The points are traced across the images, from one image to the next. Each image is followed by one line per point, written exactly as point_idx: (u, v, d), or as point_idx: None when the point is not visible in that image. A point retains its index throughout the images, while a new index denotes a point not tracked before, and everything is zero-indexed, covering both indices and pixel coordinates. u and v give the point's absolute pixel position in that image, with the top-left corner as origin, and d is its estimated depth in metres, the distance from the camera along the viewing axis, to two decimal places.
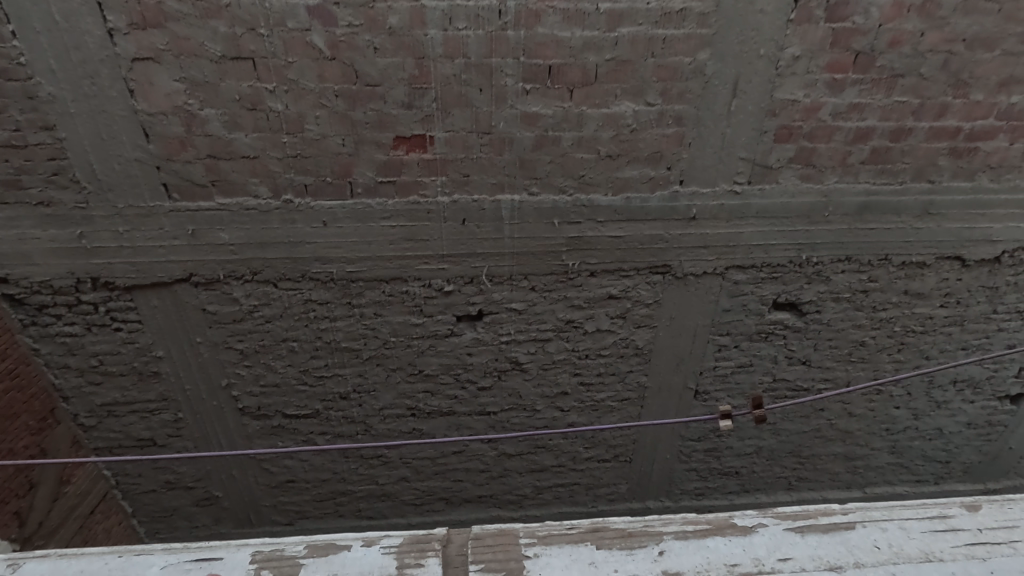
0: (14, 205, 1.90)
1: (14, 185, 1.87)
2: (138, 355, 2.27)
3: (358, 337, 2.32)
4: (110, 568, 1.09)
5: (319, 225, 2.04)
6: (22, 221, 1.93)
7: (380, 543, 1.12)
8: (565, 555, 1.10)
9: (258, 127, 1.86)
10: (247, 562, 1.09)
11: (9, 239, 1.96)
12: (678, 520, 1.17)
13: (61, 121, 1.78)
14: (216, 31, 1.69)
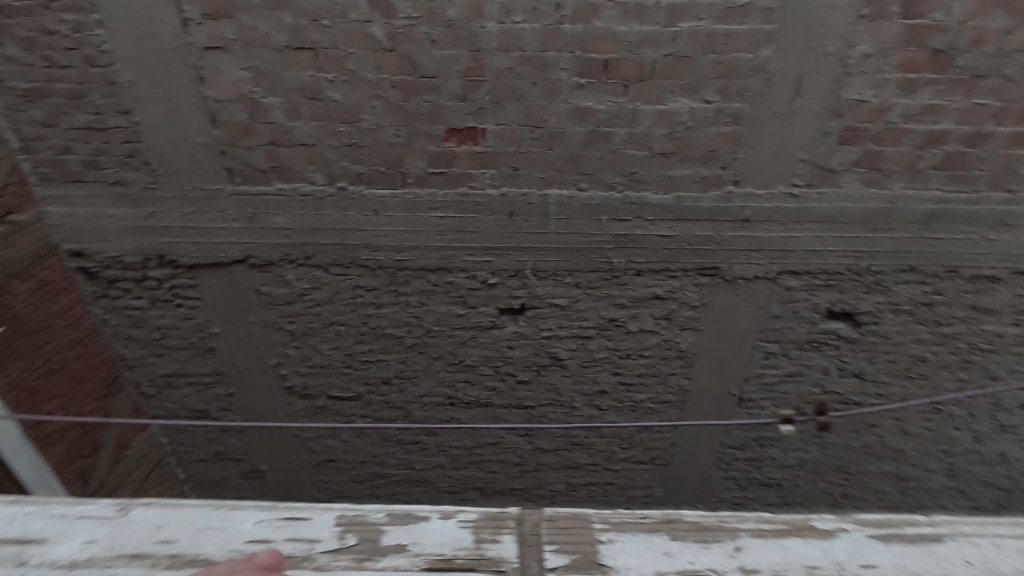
0: (92, 183, 2.05)
1: (94, 165, 2.01)
2: (196, 331, 2.39)
3: (401, 324, 2.37)
4: (209, 518, 1.16)
5: (369, 213, 2.09)
6: (99, 199, 2.08)
7: (455, 517, 1.16)
8: (638, 543, 1.12)
9: (317, 116, 1.91)
10: (333, 524, 1.16)
11: (87, 216, 2.11)
12: (754, 519, 1.17)
13: (137, 106, 1.89)
14: (282, 21, 1.75)
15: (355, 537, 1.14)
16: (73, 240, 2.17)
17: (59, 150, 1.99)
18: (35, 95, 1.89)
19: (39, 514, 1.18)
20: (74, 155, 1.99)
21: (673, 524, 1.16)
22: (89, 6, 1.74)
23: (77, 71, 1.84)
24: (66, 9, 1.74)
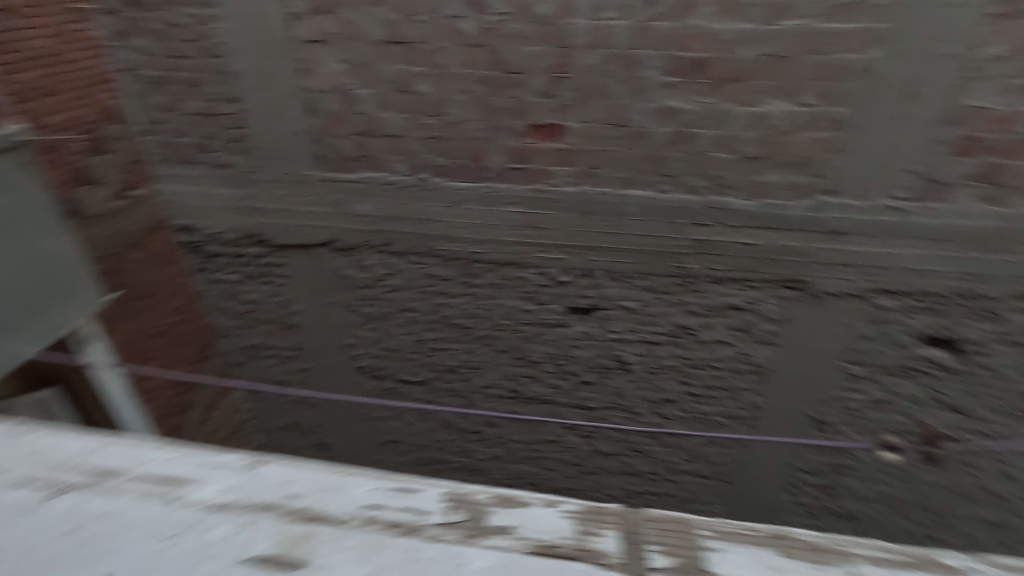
0: (203, 165, 2.24)
1: (205, 148, 2.19)
2: (281, 307, 2.54)
3: (470, 315, 2.40)
4: (329, 481, 1.19)
5: (448, 205, 2.14)
6: (207, 180, 2.26)
7: (558, 507, 1.15)
8: (745, 553, 1.06)
9: (405, 109, 1.98)
10: (437, 499, 1.16)
11: (197, 194, 2.31)
12: (875, 546, 1.08)
13: (244, 95, 2.04)
14: (379, 16, 1.83)
15: (461, 513, 1.12)
16: (183, 216, 2.38)
17: (178, 133, 2.19)
18: (162, 82, 2.10)
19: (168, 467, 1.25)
20: (190, 138, 2.19)
21: (785, 541, 1.09)
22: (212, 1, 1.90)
23: (197, 61, 2.02)
24: (194, 4, 1.92)
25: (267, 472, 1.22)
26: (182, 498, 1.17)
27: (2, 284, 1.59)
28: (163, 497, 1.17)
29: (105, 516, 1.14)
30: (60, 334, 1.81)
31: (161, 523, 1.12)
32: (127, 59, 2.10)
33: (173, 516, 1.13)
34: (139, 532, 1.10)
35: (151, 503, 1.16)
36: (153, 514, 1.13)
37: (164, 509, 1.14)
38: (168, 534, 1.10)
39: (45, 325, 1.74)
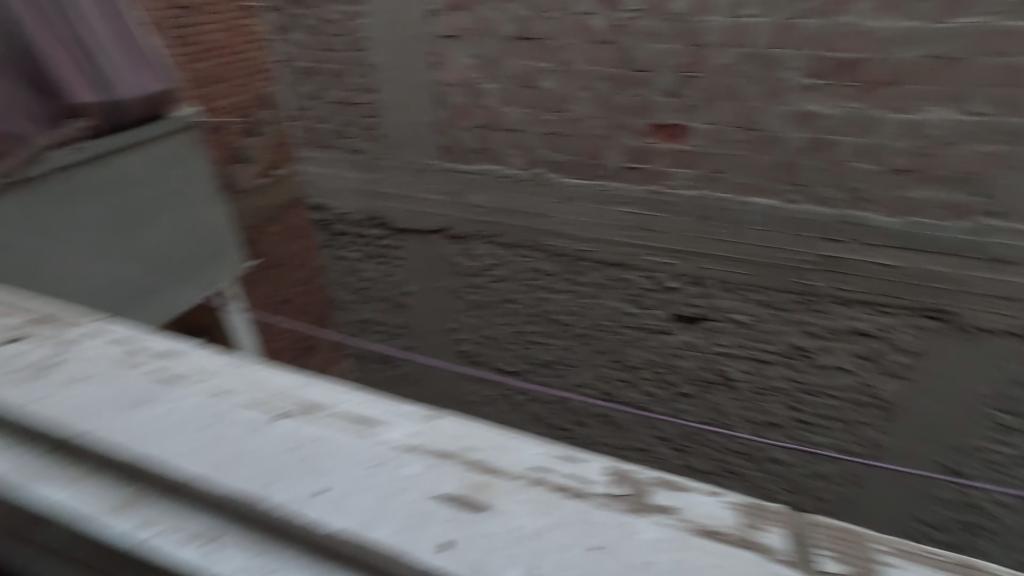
0: (339, 150, 2.44)
1: (342, 134, 2.38)
2: (394, 287, 2.70)
3: (570, 313, 2.39)
4: None
5: (560, 201, 2.15)
6: (341, 164, 2.46)
7: None
8: None
9: (528, 104, 2.02)
10: None
11: (331, 176, 2.52)
12: None
13: (381, 86, 2.19)
14: (513, 13, 1.88)
15: None
16: (318, 196, 2.60)
17: (322, 120, 2.40)
18: (312, 72, 2.31)
19: (255, 376, 0.68)
20: (331, 124, 2.39)
21: None
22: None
23: (343, 53, 2.19)
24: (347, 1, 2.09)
25: (447, 447, 0.57)
26: (283, 420, 0.61)
27: (172, 245, 1.86)
28: (246, 408, 0.62)
29: (172, 410, 0.62)
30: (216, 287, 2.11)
31: (305, 479, 0.54)
32: (286, 52, 2.34)
33: (299, 454, 0.56)
34: (195, 450, 0.57)
35: (323, 433, 0.59)
36: (237, 425, 0.60)
37: (359, 445, 0.57)
38: (294, 483, 0.54)
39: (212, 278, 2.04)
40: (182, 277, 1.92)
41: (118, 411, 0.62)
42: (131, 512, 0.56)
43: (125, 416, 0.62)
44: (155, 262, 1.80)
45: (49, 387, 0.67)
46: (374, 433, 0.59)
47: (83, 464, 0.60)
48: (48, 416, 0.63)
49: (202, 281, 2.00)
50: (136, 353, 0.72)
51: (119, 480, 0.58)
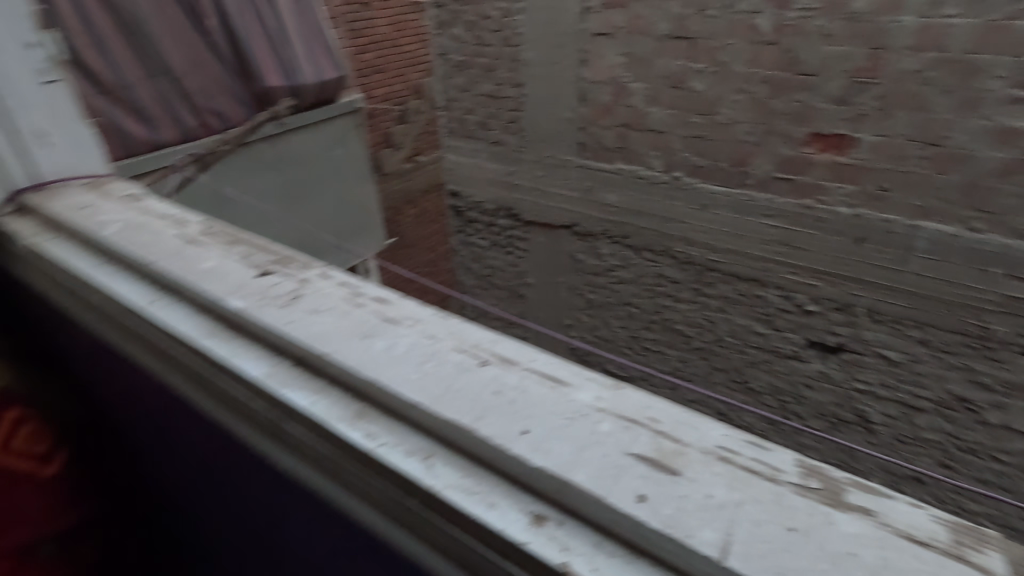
0: (479, 141, 2.52)
1: (484, 127, 2.48)
2: (518, 276, 2.76)
3: (693, 324, 2.25)
4: None
5: (697, 207, 2.04)
6: (479, 155, 2.56)
7: None
8: None
9: (674, 105, 1.93)
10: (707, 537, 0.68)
11: (469, 166, 2.62)
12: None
13: (526, 81, 2.24)
14: (669, 11, 1.83)
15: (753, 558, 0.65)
16: (456, 183, 2.72)
17: (467, 112, 2.50)
18: (463, 66, 2.41)
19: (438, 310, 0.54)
20: (475, 116, 2.48)
21: None
22: None
23: (496, 49, 2.28)
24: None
25: (674, 412, 0.42)
26: (490, 363, 0.47)
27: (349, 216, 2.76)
28: (449, 342, 0.49)
29: (384, 338, 0.50)
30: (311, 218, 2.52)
31: (520, 421, 0.41)
32: (441, 45, 2.45)
33: (509, 399, 0.43)
34: (406, 378, 0.46)
35: (530, 378, 0.45)
36: (448, 359, 0.47)
37: (558, 397, 0.43)
38: (506, 420, 0.41)
39: (361, 233, 2.84)
40: (368, 235, 2.87)
41: (336, 333, 0.51)
42: (348, 428, 0.45)
43: (341, 339, 0.50)
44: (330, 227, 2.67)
45: (281, 310, 0.54)
46: (584, 381, 0.45)
47: (294, 374, 0.50)
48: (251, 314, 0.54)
49: (355, 238, 2.82)
50: (347, 280, 0.59)
51: (333, 395, 0.48)
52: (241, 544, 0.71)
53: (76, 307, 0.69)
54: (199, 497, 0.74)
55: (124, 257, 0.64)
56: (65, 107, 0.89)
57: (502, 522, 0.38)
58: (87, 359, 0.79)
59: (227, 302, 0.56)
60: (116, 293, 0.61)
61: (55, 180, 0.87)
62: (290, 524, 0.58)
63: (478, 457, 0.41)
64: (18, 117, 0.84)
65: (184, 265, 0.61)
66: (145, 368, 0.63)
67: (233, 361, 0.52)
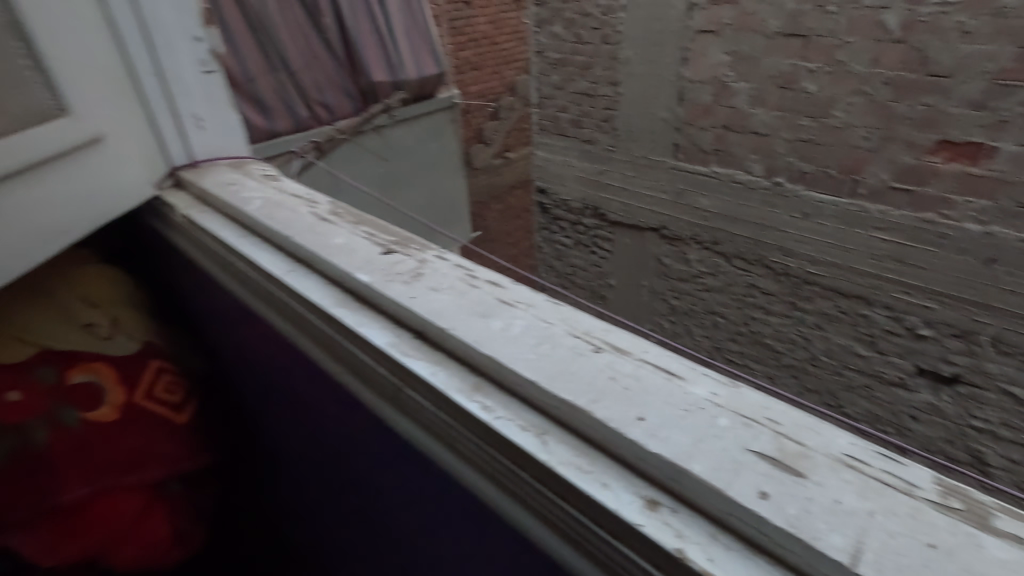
0: (553, 139, 2.26)
1: (560, 130, 2.22)
2: (596, 278, 2.47)
3: (785, 341, 1.88)
4: None
5: (797, 216, 1.64)
6: (551, 157, 2.31)
7: None
8: None
9: (781, 106, 1.54)
10: None
11: (541, 161, 2.36)
12: None
13: (607, 84, 1.95)
14: (783, 6, 1.44)
15: None
16: (540, 178, 2.42)
17: (547, 109, 2.23)
18: (540, 58, 2.16)
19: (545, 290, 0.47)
20: (550, 111, 2.21)
21: None
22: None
23: (576, 42, 1.99)
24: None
25: (794, 413, 0.35)
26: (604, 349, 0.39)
27: (450, 202, 2.93)
28: (562, 324, 0.41)
29: (501, 317, 0.42)
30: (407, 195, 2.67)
31: (635, 406, 0.35)
32: (537, 42, 2.13)
33: (624, 385, 0.36)
34: (519, 356, 0.38)
35: (644, 367, 0.38)
36: (562, 341, 0.40)
37: (676, 390, 0.36)
38: (620, 403, 0.35)
39: (453, 221, 3.00)
40: (457, 224, 3.03)
41: (455, 309, 0.43)
42: (464, 400, 0.38)
43: (458, 315, 0.42)
44: (429, 211, 2.84)
45: (404, 287, 0.46)
46: (700, 374, 0.37)
47: (414, 345, 0.43)
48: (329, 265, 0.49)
49: (447, 224, 2.98)
50: (462, 261, 0.50)
51: (449, 367, 0.41)
52: (324, 504, 0.68)
53: (184, 248, 0.67)
54: (286, 450, 0.71)
55: (232, 209, 0.60)
56: (220, 95, 0.89)
57: (615, 501, 0.32)
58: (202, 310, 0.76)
59: (354, 277, 0.47)
60: (222, 240, 0.57)
61: (206, 162, 0.87)
62: (382, 494, 0.53)
63: (591, 435, 0.35)
64: (179, 100, 0.85)
65: (320, 238, 0.52)
66: (249, 314, 0.60)
67: (357, 330, 0.44)
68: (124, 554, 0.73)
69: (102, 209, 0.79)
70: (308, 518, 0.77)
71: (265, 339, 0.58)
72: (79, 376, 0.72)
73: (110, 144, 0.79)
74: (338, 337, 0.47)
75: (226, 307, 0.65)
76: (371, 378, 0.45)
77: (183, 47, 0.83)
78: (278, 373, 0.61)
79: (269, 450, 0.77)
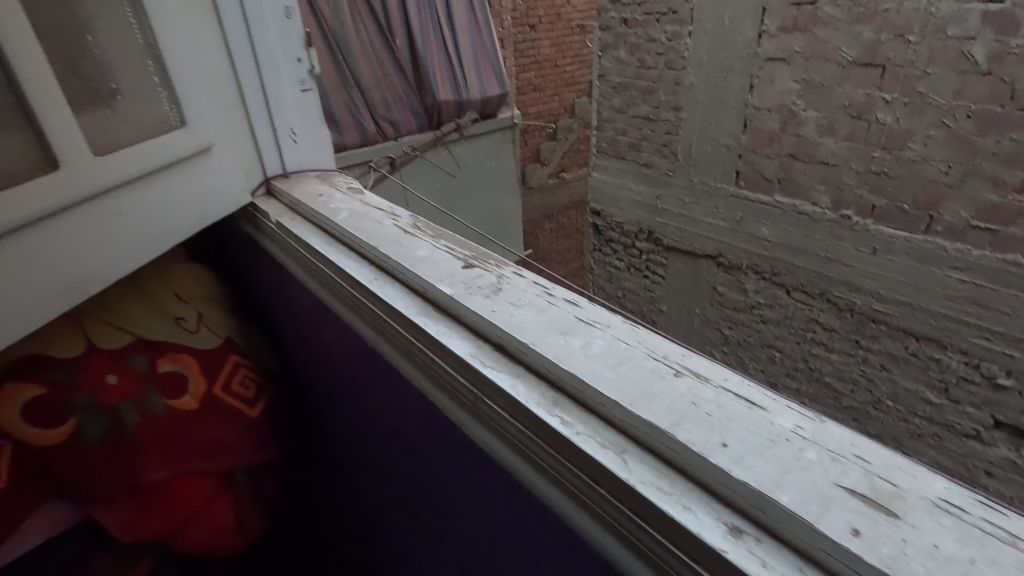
0: (612, 161, 2.25)
1: (619, 153, 2.21)
2: (648, 302, 2.44)
3: (846, 380, 1.80)
4: None
5: (867, 251, 1.56)
6: (609, 178, 2.30)
7: None
8: None
9: (852, 137, 1.49)
10: None
11: (597, 182, 2.37)
12: None
13: (670, 109, 1.94)
14: (859, 36, 1.39)
15: None
16: (595, 201, 2.42)
17: (605, 131, 2.23)
18: (601, 81, 2.17)
19: (625, 313, 0.41)
20: (609, 134, 2.22)
21: None
22: (683, 13, 1.78)
23: (640, 67, 1.99)
24: (668, 22, 1.83)
25: (890, 452, 0.28)
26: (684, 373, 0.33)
27: (508, 216, 2.99)
28: (641, 346, 0.36)
29: (580, 335, 0.37)
30: (466, 206, 2.75)
31: (718, 431, 0.29)
32: (600, 66, 2.14)
33: (707, 412, 0.31)
34: (600, 376, 0.34)
35: (725, 394, 0.32)
36: (641, 362, 0.35)
37: (762, 422, 0.30)
38: (704, 427, 0.30)
39: (509, 235, 3.06)
40: (512, 238, 3.09)
41: (535, 324, 0.39)
42: (543, 413, 0.34)
43: (539, 330, 0.38)
44: (490, 222, 2.91)
45: (485, 300, 0.42)
46: (784, 405, 0.31)
47: (493, 357, 0.38)
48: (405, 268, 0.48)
49: (502, 238, 3.04)
50: (541, 280, 0.46)
51: (529, 381, 0.36)
52: (389, 501, 0.67)
53: (275, 253, 0.70)
54: (353, 452, 0.72)
55: (322, 220, 0.62)
56: (315, 112, 0.83)
57: (697, 524, 0.27)
58: (282, 305, 0.77)
59: (436, 289, 0.44)
60: (310, 247, 0.59)
61: (297, 173, 0.81)
62: (450, 504, 0.51)
63: (667, 456, 0.30)
64: (277, 115, 0.77)
65: (403, 251, 0.51)
66: (328, 315, 0.61)
67: (438, 339, 0.41)
68: (191, 539, 0.69)
69: (198, 226, 0.68)
70: (373, 514, 0.76)
71: (344, 342, 0.59)
72: (168, 366, 0.70)
73: (211, 155, 0.69)
74: (417, 344, 0.43)
75: (307, 308, 0.66)
76: (431, 376, 0.43)
77: (286, 62, 0.76)
78: (352, 377, 0.61)
79: (338, 445, 0.77)
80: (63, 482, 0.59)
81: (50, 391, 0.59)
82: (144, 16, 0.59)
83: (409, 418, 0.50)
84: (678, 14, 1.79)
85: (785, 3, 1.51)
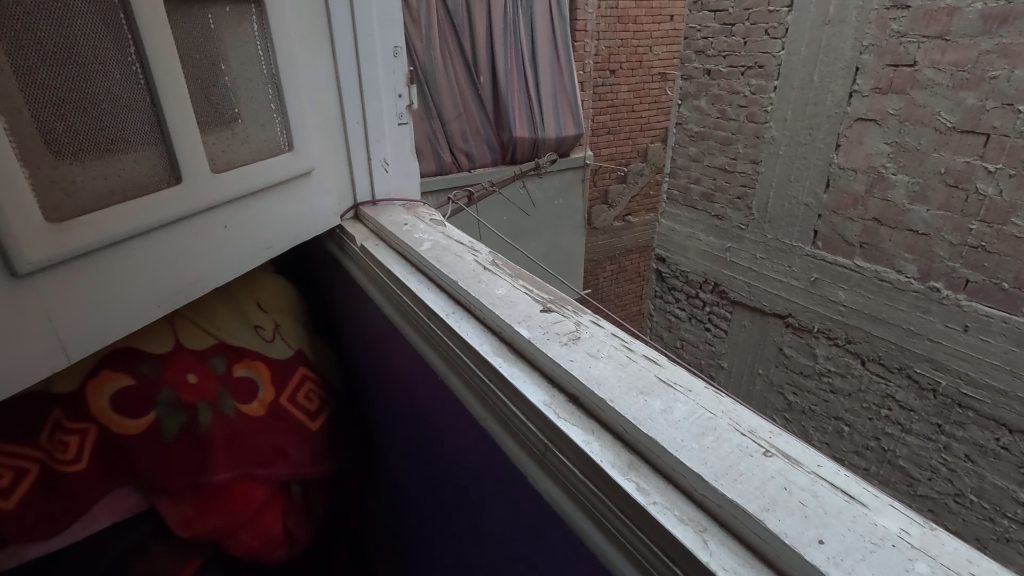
0: (682, 209, 2.22)
1: (691, 202, 2.17)
2: (707, 356, 2.34)
3: (923, 466, 1.65)
4: None
5: (957, 328, 1.44)
6: (678, 225, 2.26)
7: None
8: None
9: (947, 207, 1.40)
10: None
11: (665, 229, 2.33)
12: None
13: (748, 162, 1.89)
14: (962, 102, 1.31)
15: None
16: (661, 247, 2.38)
17: (678, 178, 2.21)
18: (678, 129, 2.16)
19: (707, 378, 0.40)
20: (683, 181, 2.19)
21: None
22: (769, 67, 1.75)
23: (721, 118, 1.96)
24: (754, 75, 1.80)
25: None
26: (773, 455, 0.31)
27: (572, 254, 2.99)
28: (726, 417, 0.34)
29: (661, 397, 0.36)
30: (530, 241, 2.78)
31: (813, 524, 0.27)
32: (678, 114, 2.13)
33: (801, 501, 0.28)
34: (682, 445, 0.32)
35: (821, 483, 0.30)
36: (727, 434, 0.33)
37: (860, 521, 0.27)
38: (797, 517, 0.28)
39: (570, 274, 3.06)
40: (573, 277, 3.09)
41: (615, 380, 0.38)
42: (618, 476, 0.32)
43: (618, 388, 0.37)
44: (552, 259, 2.93)
45: (563, 348, 0.42)
46: (886, 503, 0.29)
47: (567, 410, 0.38)
48: (483, 305, 0.49)
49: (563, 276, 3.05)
50: (619, 331, 0.45)
51: (604, 439, 0.35)
52: (437, 533, 0.67)
53: (355, 275, 0.73)
54: (406, 478, 0.73)
55: (404, 248, 0.65)
56: (407, 143, 0.88)
57: None
58: (355, 325, 0.81)
59: (514, 330, 0.45)
60: (391, 274, 0.61)
61: (384, 201, 0.85)
62: (499, 549, 0.50)
63: (753, 544, 0.28)
64: (373, 144, 0.83)
65: (482, 287, 0.52)
66: (398, 340, 0.62)
67: (512, 383, 0.41)
68: (241, 543, 0.71)
69: (292, 242, 0.72)
70: (419, 543, 0.76)
71: (410, 368, 0.60)
72: (242, 371, 0.73)
73: (311, 179, 0.73)
74: (489, 384, 0.43)
75: (379, 330, 0.69)
76: (498, 418, 0.43)
77: (387, 97, 0.83)
78: (414, 403, 0.62)
79: (392, 468, 0.78)
80: (137, 471, 0.63)
81: (138, 382, 0.64)
82: (270, 49, 0.64)
83: (469, 454, 0.50)
84: (764, 68, 1.77)
85: (881, 64, 1.46)
